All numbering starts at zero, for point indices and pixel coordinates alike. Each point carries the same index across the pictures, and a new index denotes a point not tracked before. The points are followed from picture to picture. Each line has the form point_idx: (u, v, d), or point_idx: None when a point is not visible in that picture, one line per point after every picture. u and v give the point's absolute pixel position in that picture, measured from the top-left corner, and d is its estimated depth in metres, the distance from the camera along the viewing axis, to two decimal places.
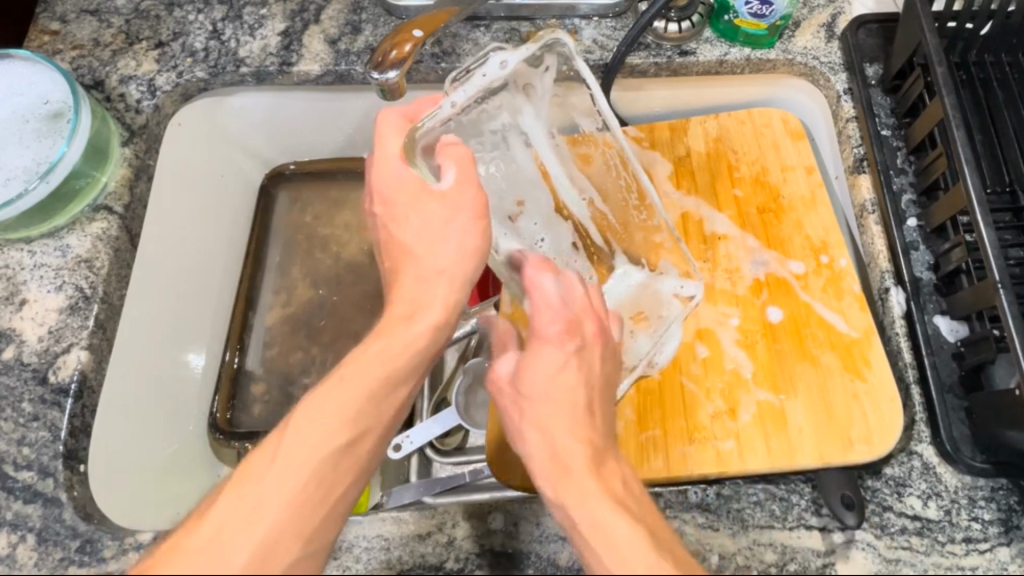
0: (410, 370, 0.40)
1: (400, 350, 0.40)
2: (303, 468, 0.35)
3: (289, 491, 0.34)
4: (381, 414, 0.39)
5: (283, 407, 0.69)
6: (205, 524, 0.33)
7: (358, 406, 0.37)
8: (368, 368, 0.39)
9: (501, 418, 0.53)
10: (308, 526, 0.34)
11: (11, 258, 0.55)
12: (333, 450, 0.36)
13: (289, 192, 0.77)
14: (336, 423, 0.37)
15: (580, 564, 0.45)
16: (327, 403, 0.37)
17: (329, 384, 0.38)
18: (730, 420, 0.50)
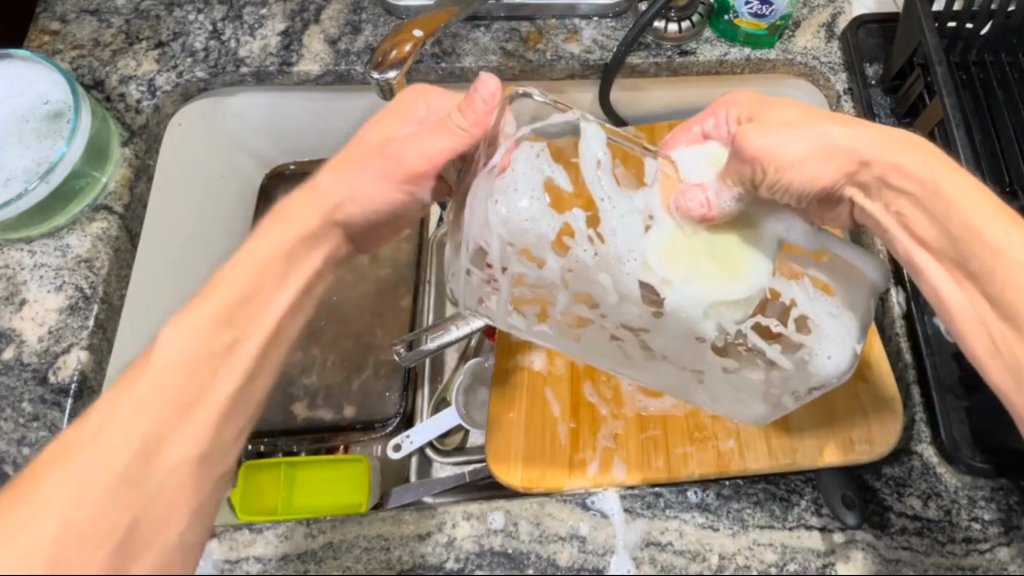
0: (286, 273, 0.41)
1: (274, 249, 0.40)
2: (176, 379, 0.35)
3: (161, 395, 0.35)
4: (256, 317, 0.39)
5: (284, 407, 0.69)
6: (90, 422, 0.34)
7: (232, 308, 0.38)
8: (238, 277, 0.39)
9: (501, 415, 0.53)
10: (174, 430, 0.34)
11: (11, 258, 0.55)
12: (208, 349, 0.36)
13: (289, 192, 0.77)
14: (212, 340, 0.37)
15: (581, 564, 0.45)
16: (202, 312, 0.37)
17: (226, 301, 0.38)
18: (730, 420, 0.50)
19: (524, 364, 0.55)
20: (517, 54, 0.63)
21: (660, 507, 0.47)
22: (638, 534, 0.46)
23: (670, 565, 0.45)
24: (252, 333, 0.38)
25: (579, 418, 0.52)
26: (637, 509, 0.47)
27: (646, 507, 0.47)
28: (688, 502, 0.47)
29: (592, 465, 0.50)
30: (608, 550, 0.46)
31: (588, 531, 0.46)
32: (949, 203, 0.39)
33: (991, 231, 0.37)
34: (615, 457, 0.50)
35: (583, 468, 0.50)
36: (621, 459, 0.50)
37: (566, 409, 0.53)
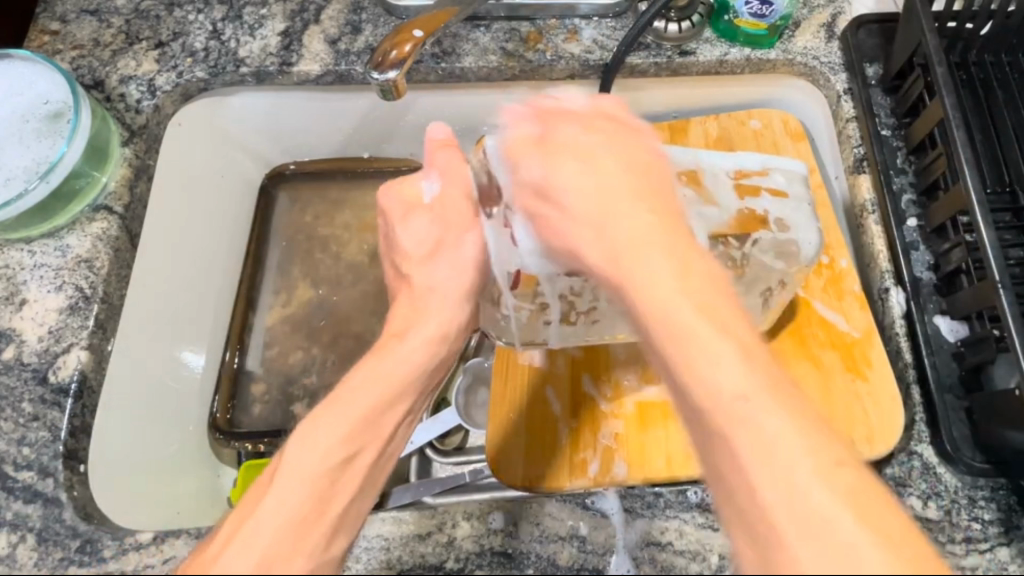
0: (412, 386, 0.40)
1: (397, 368, 0.39)
2: (335, 445, 0.36)
3: (318, 466, 0.36)
4: (379, 432, 0.38)
5: (283, 407, 0.69)
6: (214, 541, 0.34)
7: (357, 425, 0.37)
8: (377, 384, 0.39)
9: (502, 416, 0.53)
10: (341, 489, 0.36)
11: (12, 257, 0.55)
12: (331, 467, 0.36)
13: (290, 192, 0.77)
14: (359, 408, 0.38)
15: (581, 564, 0.45)
16: (375, 382, 0.39)
17: (349, 382, 0.39)
18: None
19: (524, 363, 0.55)
20: (517, 54, 0.63)
21: (661, 507, 0.47)
22: (638, 534, 0.46)
23: (670, 565, 0.45)
24: (372, 450, 0.38)
25: (580, 417, 0.53)
26: (637, 509, 0.47)
27: (646, 507, 0.47)
28: (688, 502, 0.47)
29: (593, 465, 0.50)
30: (608, 550, 0.46)
31: (588, 531, 0.46)
32: (644, 303, 0.33)
33: (692, 338, 0.31)
34: (615, 457, 0.51)
35: (584, 468, 0.51)
36: (621, 458, 0.51)
37: (567, 408, 0.53)
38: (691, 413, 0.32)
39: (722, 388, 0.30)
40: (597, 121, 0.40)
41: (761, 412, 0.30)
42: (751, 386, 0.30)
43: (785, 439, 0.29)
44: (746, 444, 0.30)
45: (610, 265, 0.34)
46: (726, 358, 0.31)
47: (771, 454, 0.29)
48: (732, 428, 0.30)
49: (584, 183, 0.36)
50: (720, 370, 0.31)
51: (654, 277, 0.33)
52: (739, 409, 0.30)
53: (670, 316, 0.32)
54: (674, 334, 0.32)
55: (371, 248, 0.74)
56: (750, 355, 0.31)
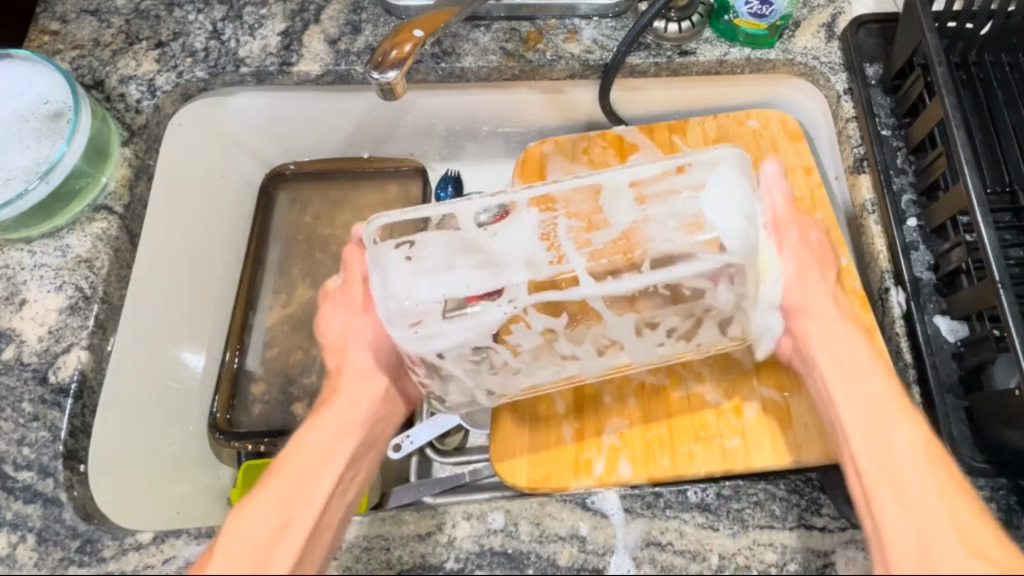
0: (337, 452, 0.44)
1: (321, 439, 0.44)
2: (271, 512, 0.41)
3: (261, 529, 0.40)
4: (311, 497, 0.41)
5: (283, 407, 0.67)
6: None
7: (289, 492, 0.41)
8: (302, 456, 0.43)
9: (505, 420, 0.53)
10: (280, 549, 0.39)
11: (12, 258, 0.55)
12: (266, 534, 0.40)
13: (290, 193, 0.76)
14: (292, 476, 0.42)
15: (581, 564, 0.45)
16: (304, 453, 0.43)
17: (287, 454, 0.43)
18: (736, 417, 0.51)
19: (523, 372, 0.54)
20: (517, 54, 0.63)
21: (661, 507, 0.47)
22: (637, 534, 0.46)
23: (669, 566, 0.45)
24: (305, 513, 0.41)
25: (584, 417, 0.53)
26: (637, 510, 0.47)
27: (646, 508, 0.47)
28: (688, 502, 0.47)
29: (598, 465, 0.51)
30: (608, 550, 0.45)
31: (588, 531, 0.46)
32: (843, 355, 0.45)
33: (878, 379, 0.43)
34: (621, 455, 0.51)
35: (588, 468, 0.51)
36: (627, 458, 0.51)
37: (570, 408, 0.53)
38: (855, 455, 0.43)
39: (871, 404, 0.42)
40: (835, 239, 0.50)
41: (901, 431, 0.41)
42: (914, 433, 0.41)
43: (908, 448, 0.40)
44: (909, 457, 0.40)
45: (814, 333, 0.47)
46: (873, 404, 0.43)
47: (894, 453, 0.40)
48: (883, 431, 0.41)
49: (814, 244, 0.48)
50: (873, 398, 0.43)
51: (847, 348, 0.45)
52: (886, 430, 0.41)
53: (846, 382, 0.44)
54: (868, 394, 0.43)
55: None
56: (900, 408, 0.42)
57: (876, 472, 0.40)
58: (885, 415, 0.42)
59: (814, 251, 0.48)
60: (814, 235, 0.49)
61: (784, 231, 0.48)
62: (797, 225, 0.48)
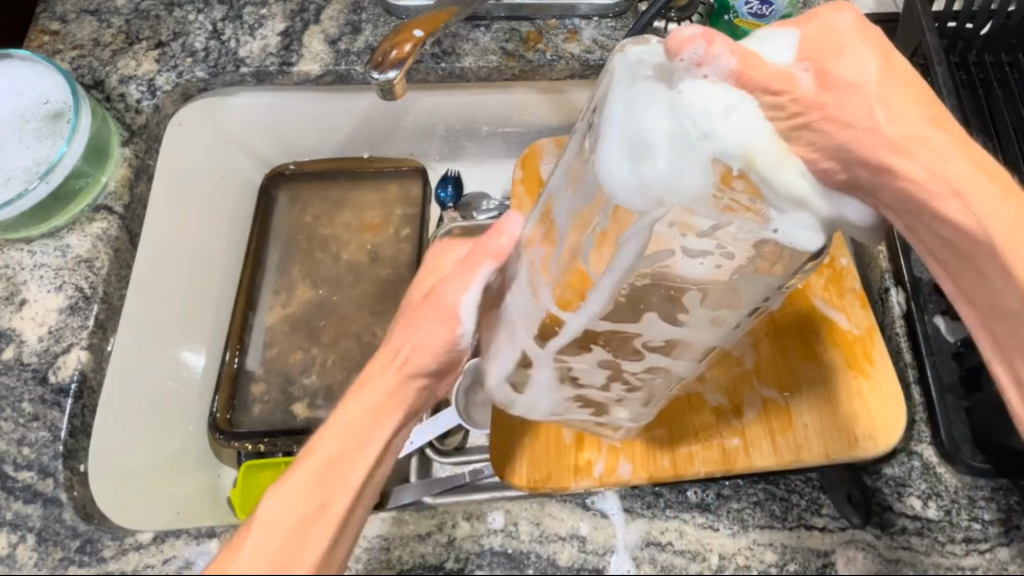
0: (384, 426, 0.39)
1: (369, 406, 0.39)
2: (307, 490, 0.36)
3: (297, 511, 0.36)
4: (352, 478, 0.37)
5: (283, 407, 0.67)
6: None
7: (329, 469, 0.37)
8: (347, 426, 0.38)
9: (499, 424, 0.50)
10: (315, 536, 0.36)
11: (11, 257, 0.55)
12: (304, 515, 0.36)
13: (290, 193, 0.76)
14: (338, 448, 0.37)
15: (581, 564, 0.45)
16: (352, 421, 0.38)
17: (332, 418, 0.38)
18: (736, 418, 0.49)
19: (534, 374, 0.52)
20: (517, 54, 0.63)
21: (661, 507, 0.47)
22: (638, 534, 0.46)
23: (670, 565, 0.45)
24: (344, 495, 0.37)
25: None
26: (637, 510, 0.47)
27: (646, 507, 0.47)
28: (687, 502, 0.47)
29: (598, 466, 0.48)
30: (608, 550, 0.46)
31: (588, 531, 0.46)
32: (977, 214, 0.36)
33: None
34: (621, 456, 0.48)
35: (589, 467, 0.48)
36: (627, 458, 0.48)
37: None
38: (953, 245, 0.38)
39: (953, 179, 0.36)
40: (913, 82, 0.37)
41: (981, 194, 0.36)
42: (966, 192, 0.36)
43: (1001, 220, 0.36)
44: (1005, 212, 0.36)
45: (896, 125, 0.36)
46: (961, 163, 0.36)
47: None
48: (977, 205, 0.36)
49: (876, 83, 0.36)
50: (978, 193, 0.36)
51: (986, 201, 0.36)
52: (977, 191, 0.36)
53: (938, 146, 0.36)
54: (971, 186, 0.36)
55: (371, 249, 0.74)
56: (975, 174, 0.36)
57: (971, 241, 0.37)
58: (978, 272, 0.39)
59: (863, 90, 0.35)
60: (873, 104, 0.36)
61: (828, 144, 0.34)
62: (885, 106, 0.36)
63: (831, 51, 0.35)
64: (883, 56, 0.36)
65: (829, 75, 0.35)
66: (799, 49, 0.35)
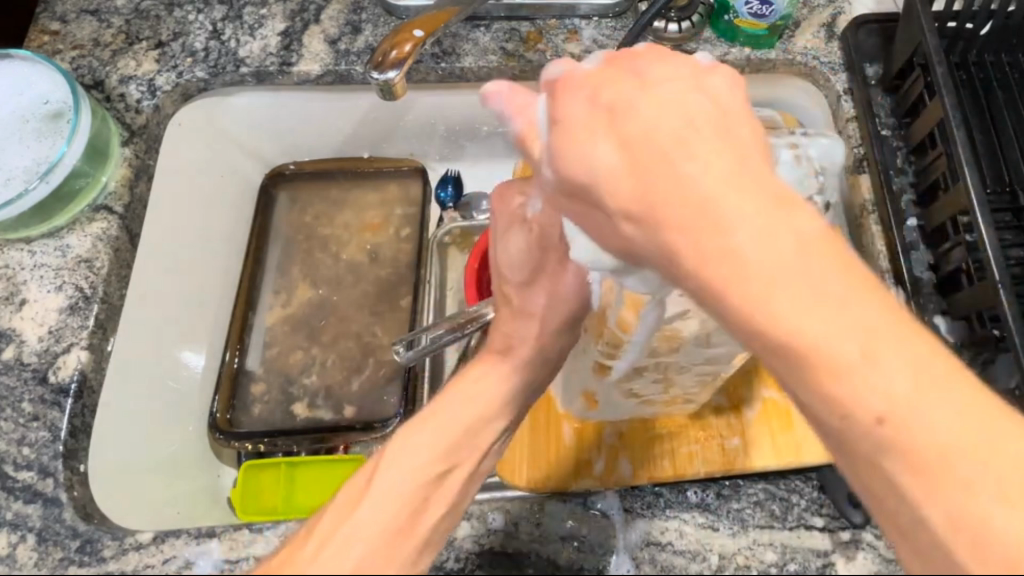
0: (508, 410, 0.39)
1: (496, 386, 0.39)
2: (432, 458, 0.35)
3: (419, 474, 0.35)
4: (473, 452, 0.37)
5: (283, 407, 0.67)
6: (310, 538, 0.32)
7: (454, 441, 0.36)
8: (474, 402, 0.38)
9: None
10: (434, 504, 0.35)
11: (11, 257, 0.55)
12: (426, 480, 0.35)
13: (289, 193, 0.76)
14: (463, 422, 0.37)
15: (581, 564, 0.45)
16: (475, 395, 0.38)
17: (453, 390, 0.38)
18: (737, 418, 0.52)
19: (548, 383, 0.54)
20: (517, 54, 0.63)
21: (661, 507, 0.47)
22: (638, 534, 0.46)
23: (669, 565, 0.45)
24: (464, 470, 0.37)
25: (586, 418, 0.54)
26: (637, 510, 0.47)
27: (646, 507, 0.47)
28: (688, 502, 0.47)
29: (599, 465, 0.51)
30: (608, 550, 0.45)
31: (589, 531, 0.46)
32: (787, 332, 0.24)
33: (874, 377, 0.23)
34: (622, 454, 0.51)
35: (589, 467, 0.51)
36: (628, 457, 0.51)
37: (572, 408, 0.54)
38: (805, 407, 0.25)
39: (799, 336, 0.23)
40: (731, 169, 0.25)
41: (825, 313, 0.23)
42: (894, 405, 0.23)
43: (911, 393, 0.23)
44: (900, 401, 0.23)
45: (698, 251, 0.24)
46: (809, 301, 0.23)
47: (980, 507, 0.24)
48: (857, 376, 0.23)
49: (687, 160, 0.25)
50: (824, 345, 0.23)
51: (865, 320, 0.23)
52: (827, 355, 0.23)
53: (750, 261, 0.24)
54: (771, 286, 0.23)
55: (371, 249, 0.73)
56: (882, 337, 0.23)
57: (834, 377, 0.24)
58: (853, 465, 0.25)
59: (657, 138, 0.26)
60: (675, 203, 0.25)
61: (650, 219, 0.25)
62: (656, 181, 0.25)
63: (628, 112, 0.27)
64: (654, 116, 0.26)
65: (565, 154, 0.28)
66: (601, 117, 0.27)
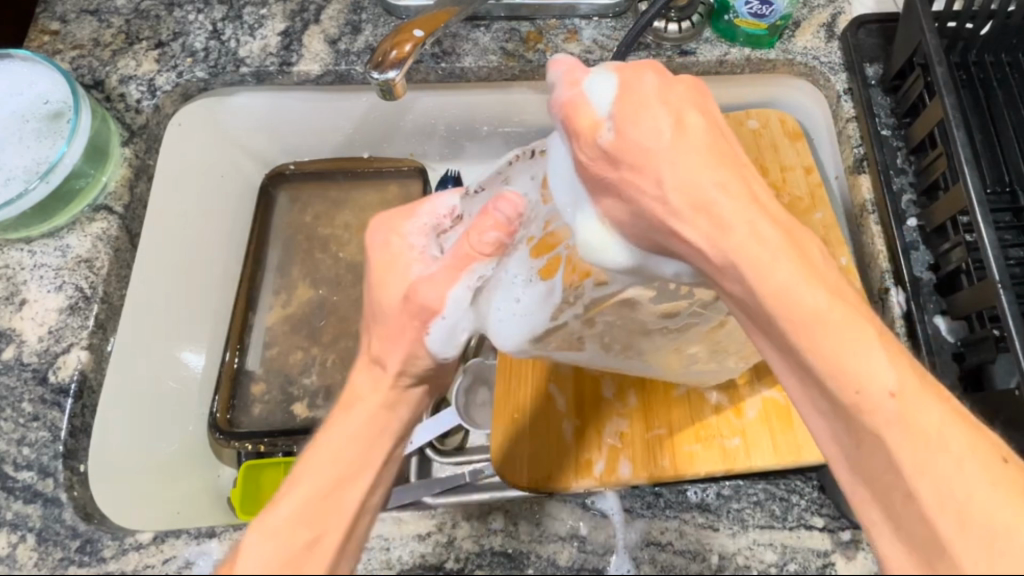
0: (371, 450, 0.37)
1: (353, 433, 0.37)
2: (297, 526, 0.34)
3: (284, 548, 0.33)
4: (342, 509, 0.35)
5: (283, 407, 0.67)
6: None
7: (315, 503, 0.34)
8: (329, 453, 0.36)
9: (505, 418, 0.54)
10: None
11: (12, 258, 0.55)
12: (293, 554, 0.33)
13: (289, 193, 0.76)
14: (323, 479, 0.35)
15: (580, 564, 0.45)
16: (328, 449, 0.36)
17: (309, 449, 0.36)
18: (737, 418, 0.52)
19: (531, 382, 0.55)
20: (517, 54, 0.63)
21: (661, 507, 0.47)
22: (638, 534, 0.46)
23: (669, 565, 0.45)
24: (338, 530, 0.35)
25: (584, 416, 0.54)
26: (637, 510, 0.47)
27: (646, 508, 0.47)
28: (688, 502, 0.47)
29: (598, 465, 0.52)
30: (608, 550, 0.45)
31: (588, 531, 0.46)
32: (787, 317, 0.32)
33: (846, 353, 0.31)
34: (621, 454, 0.52)
35: (589, 468, 0.52)
36: (626, 457, 0.52)
37: (570, 407, 0.54)
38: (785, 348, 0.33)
39: (802, 306, 0.31)
40: (763, 198, 0.34)
41: (778, 263, 0.32)
42: (905, 389, 0.30)
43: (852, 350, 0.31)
44: (831, 338, 0.31)
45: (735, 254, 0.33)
46: (797, 279, 0.32)
47: (918, 441, 0.30)
48: (807, 330, 0.31)
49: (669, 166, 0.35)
50: (832, 342, 0.31)
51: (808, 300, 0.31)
52: (850, 358, 0.31)
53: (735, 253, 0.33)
54: (748, 259, 0.32)
55: None
56: (894, 350, 0.31)
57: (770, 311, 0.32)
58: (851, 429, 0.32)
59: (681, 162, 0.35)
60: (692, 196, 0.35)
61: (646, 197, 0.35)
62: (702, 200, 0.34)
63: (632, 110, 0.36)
64: (687, 120, 0.35)
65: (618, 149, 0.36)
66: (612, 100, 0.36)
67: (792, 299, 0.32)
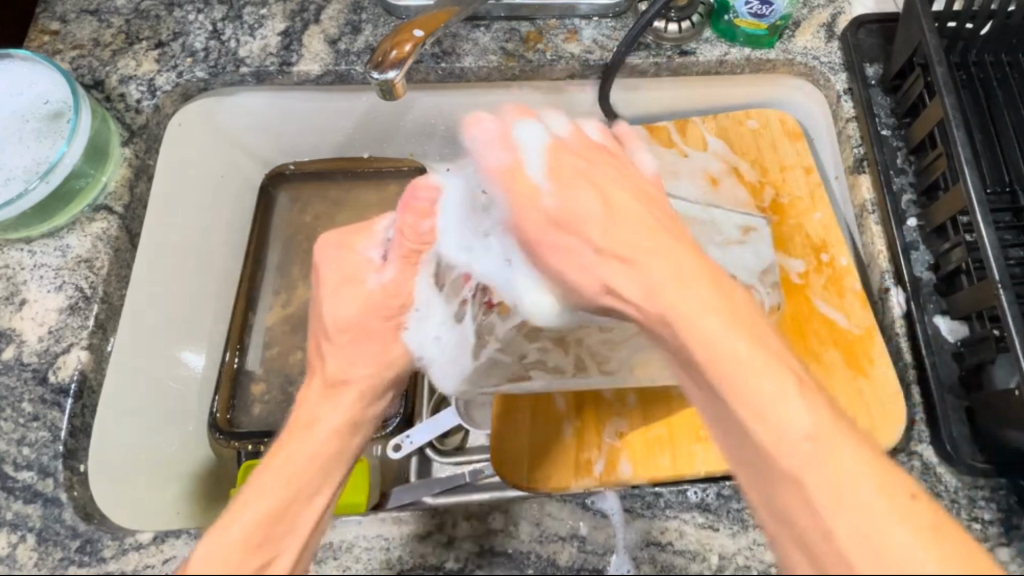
0: (330, 471, 0.40)
1: (312, 454, 0.39)
2: (250, 545, 0.35)
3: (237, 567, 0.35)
4: (293, 533, 0.37)
5: (283, 407, 0.67)
6: None
7: (269, 526, 0.36)
8: (290, 470, 0.38)
9: (502, 417, 0.54)
10: None
11: (12, 258, 0.55)
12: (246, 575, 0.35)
13: (290, 193, 0.76)
14: (278, 498, 0.37)
15: (580, 564, 0.45)
16: (288, 467, 0.38)
17: (265, 465, 0.38)
18: None
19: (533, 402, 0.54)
20: (517, 54, 0.63)
21: (660, 507, 0.47)
22: (638, 534, 0.46)
23: (670, 565, 0.45)
24: (287, 554, 0.37)
25: (584, 416, 0.54)
26: (637, 510, 0.47)
27: (646, 508, 0.47)
28: (688, 502, 0.47)
29: (598, 465, 0.52)
30: (608, 550, 0.45)
31: (588, 531, 0.46)
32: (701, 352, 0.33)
33: (763, 386, 0.32)
34: (621, 454, 0.52)
35: (588, 468, 0.52)
36: (627, 457, 0.52)
37: (570, 407, 0.54)
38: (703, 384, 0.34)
39: (714, 346, 0.33)
40: (674, 242, 0.37)
41: (688, 303, 0.34)
42: (821, 432, 0.31)
43: (764, 385, 0.32)
44: (743, 376, 0.32)
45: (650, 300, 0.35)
46: (715, 317, 0.34)
47: (806, 474, 0.30)
48: (711, 370, 0.33)
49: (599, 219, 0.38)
50: (737, 374, 0.32)
51: (728, 341, 0.33)
52: (762, 398, 0.32)
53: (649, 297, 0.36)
54: (670, 305, 0.35)
55: None
56: (810, 394, 0.32)
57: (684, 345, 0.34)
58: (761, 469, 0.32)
59: (615, 212, 0.38)
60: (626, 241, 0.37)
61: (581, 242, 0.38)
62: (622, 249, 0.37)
63: (570, 178, 0.40)
64: (615, 186, 0.39)
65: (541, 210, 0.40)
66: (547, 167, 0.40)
67: (700, 334, 0.34)
